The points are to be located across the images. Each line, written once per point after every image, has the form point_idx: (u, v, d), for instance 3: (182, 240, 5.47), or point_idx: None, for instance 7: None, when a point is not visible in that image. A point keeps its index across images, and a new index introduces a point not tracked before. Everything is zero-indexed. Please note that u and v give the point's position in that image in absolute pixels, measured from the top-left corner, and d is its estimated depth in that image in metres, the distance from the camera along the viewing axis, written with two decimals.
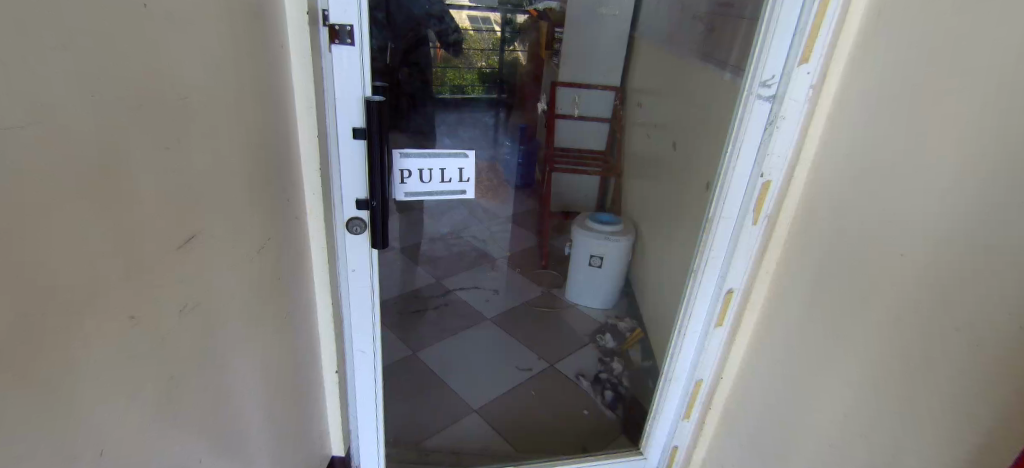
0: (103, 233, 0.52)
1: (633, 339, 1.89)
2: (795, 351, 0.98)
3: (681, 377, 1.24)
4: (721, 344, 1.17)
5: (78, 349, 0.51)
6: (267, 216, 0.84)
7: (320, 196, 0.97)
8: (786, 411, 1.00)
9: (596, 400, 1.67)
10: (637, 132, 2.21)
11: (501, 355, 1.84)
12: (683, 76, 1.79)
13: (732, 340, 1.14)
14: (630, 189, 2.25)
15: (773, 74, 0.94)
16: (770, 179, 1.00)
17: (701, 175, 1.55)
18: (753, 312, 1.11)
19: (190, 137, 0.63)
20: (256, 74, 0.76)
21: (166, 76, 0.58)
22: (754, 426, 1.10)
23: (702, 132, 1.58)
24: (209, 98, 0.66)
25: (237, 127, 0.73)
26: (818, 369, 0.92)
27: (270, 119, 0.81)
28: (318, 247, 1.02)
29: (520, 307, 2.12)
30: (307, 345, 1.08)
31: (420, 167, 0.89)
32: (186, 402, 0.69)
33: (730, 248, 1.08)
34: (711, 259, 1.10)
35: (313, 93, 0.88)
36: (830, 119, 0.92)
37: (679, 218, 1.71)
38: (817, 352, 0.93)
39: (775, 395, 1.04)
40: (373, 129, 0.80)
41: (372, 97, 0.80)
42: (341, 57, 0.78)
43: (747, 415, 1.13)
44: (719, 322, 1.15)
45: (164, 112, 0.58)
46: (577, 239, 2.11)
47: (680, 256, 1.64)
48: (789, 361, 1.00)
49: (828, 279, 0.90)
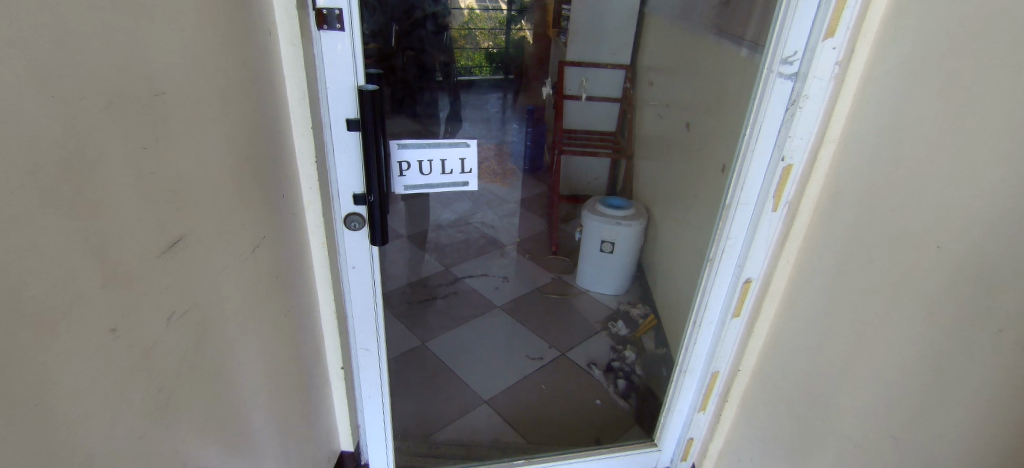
0: (75, 242, 0.48)
1: (647, 327, 1.85)
2: (819, 345, 0.93)
3: (697, 369, 1.20)
4: (738, 335, 1.12)
5: (55, 368, 0.47)
6: (260, 213, 0.80)
7: (317, 190, 0.93)
8: (810, 406, 0.96)
9: (608, 389, 1.64)
10: (650, 112, 2.13)
11: (511, 344, 1.81)
12: (697, 53, 1.70)
13: (750, 331, 1.10)
14: (643, 171, 2.19)
15: (795, 50, 0.87)
16: (791, 163, 0.94)
17: (716, 157, 1.48)
18: (773, 303, 1.05)
19: (168, 135, 0.59)
20: (242, 66, 0.72)
21: (140, 70, 0.54)
22: (774, 421, 1.06)
23: (718, 111, 1.50)
24: (188, 92, 0.62)
25: (222, 122, 0.68)
26: (843, 364, 0.88)
27: (259, 112, 0.77)
28: (316, 242, 0.98)
29: (531, 295, 2.08)
30: (311, 343, 1.05)
31: (419, 158, 0.84)
32: (182, 412, 0.66)
33: (748, 235, 1.03)
34: (728, 248, 1.05)
35: (304, 82, 0.83)
36: (859, 97, 0.85)
37: (694, 201, 1.65)
38: (843, 347, 0.88)
39: (797, 389, 0.99)
40: (367, 120, 0.75)
41: (365, 85, 0.75)
42: (330, 44, 0.73)
43: (767, 409, 1.09)
44: (736, 313, 1.10)
45: (138, 110, 0.54)
46: (586, 224, 2.05)
47: (695, 242, 1.58)
48: (812, 355, 0.95)
49: (855, 269, 0.85)
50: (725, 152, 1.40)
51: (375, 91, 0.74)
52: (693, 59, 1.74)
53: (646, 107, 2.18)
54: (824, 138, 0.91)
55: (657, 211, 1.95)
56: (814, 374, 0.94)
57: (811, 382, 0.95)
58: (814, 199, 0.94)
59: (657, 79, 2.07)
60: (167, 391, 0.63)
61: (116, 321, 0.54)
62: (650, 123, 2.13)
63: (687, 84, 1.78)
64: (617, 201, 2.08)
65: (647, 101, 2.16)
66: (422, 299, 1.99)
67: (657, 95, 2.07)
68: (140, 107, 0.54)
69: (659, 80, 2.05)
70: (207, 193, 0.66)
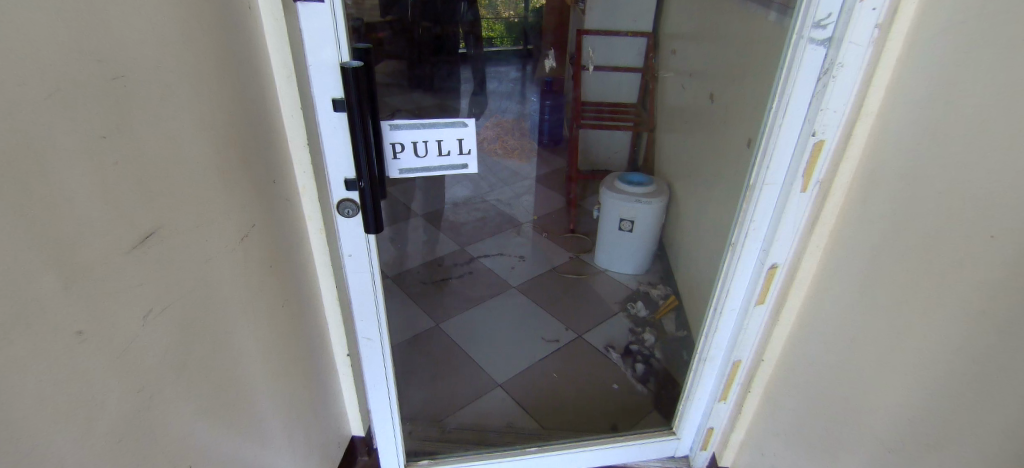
0: (29, 243, 0.45)
1: (667, 308, 1.78)
2: (852, 337, 0.86)
3: (717, 358, 1.14)
4: (762, 323, 1.05)
5: (16, 376, 0.45)
6: (249, 201, 0.76)
7: (311, 175, 0.88)
8: (841, 401, 0.89)
9: (627, 373, 1.59)
10: (673, 82, 2.02)
11: (526, 326, 1.77)
12: (723, 16, 1.58)
13: (776, 319, 1.02)
14: (665, 145, 2.10)
15: (829, 12, 0.77)
16: (823, 138, 0.85)
17: (742, 130, 1.37)
18: (801, 290, 0.98)
19: (133, 124, 0.55)
20: (219, 44, 0.67)
21: (92, 53, 0.49)
22: (800, 414, 1.00)
23: (744, 79, 1.40)
24: (155, 76, 0.57)
25: (198, 108, 0.64)
26: (878, 359, 0.80)
27: (242, 94, 0.72)
28: (314, 229, 0.94)
29: (548, 275, 2.03)
30: (315, 331, 1.02)
31: (414, 139, 0.78)
32: (172, 412, 0.64)
33: (774, 217, 0.95)
34: (752, 232, 0.98)
35: (290, 60, 0.78)
36: (904, 61, 0.75)
37: (717, 176, 1.57)
38: (878, 341, 0.80)
39: (827, 382, 0.92)
40: (353, 98, 0.69)
41: (350, 62, 0.69)
42: (310, 17, 0.67)
43: (793, 402, 1.02)
44: (760, 300, 1.03)
45: (96, 98, 0.50)
46: (605, 202, 1.97)
47: (718, 221, 1.50)
48: (843, 347, 0.88)
49: (895, 254, 0.76)
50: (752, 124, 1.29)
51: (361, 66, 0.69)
52: (718, 22, 1.61)
53: (670, 77, 2.06)
54: (861, 110, 0.82)
55: (680, 186, 1.87)
56: (846, 368, 0.87)
57: (843, 376, 0.88)
58: (848, 178, 0.86)
59: (681, 47, 1.96)
60: (151, 391, 0.60)
61: (85, 323, 0.51)
62: (673, 94, 2.01)
63: (711, 51, 1.67)
64: (637, 177, 1.99)
65: (670, 70, 2.06)
66: (436, 281, 1.96)
67: (679, 63, 1.97)
68: (95, 94, 0.50)
69: (683, 49, 1.93)
70: (184, 183, 0.63)
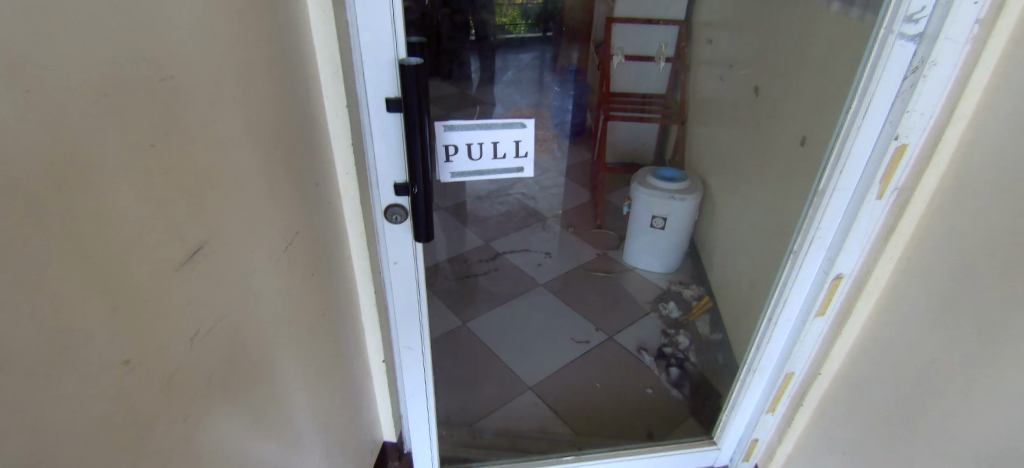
0: (73, 268, 0.40)
1: (702, 310, 1.73)
2: (932, 359, 0.80)
3: (768, 369, 1.08)
4: (821, 335, 0.99)
5: (58, 415, 0.40)
6: (293, 207, 0.71)
7: (354, 176, 0.83)
8: (915, 423, 0.83)
9: (661, 378, 1.54)
10: (710, 74, 1.94)
11: (554, 325, 1.73)
12: (772, 5, 1.49)
13: (838, 332, 0.97)
14: (698, 139, 2.03)
15: (924, 5, 0.71)
16: (906, 143, 0.79)
17: (793, 128, 1.30)
18: (868, 303, 0.92)
19: (181, 130, 0.49)
20: (266, 38, 0.62)
21: (140, 51, 0.44)
22: (863, 433, 0.95)
23: (796, 74, 1.33)
24: (203, 75, 0.52)
25: (245, 109, 0.59)
26: (966, 386, 0.74)
27: (288, 91, 0.67)
28: (355, 232, 0.89)
29: (575, 272, 1.98)
30: (352, 337, 0.98)
31: (469, 141, 0.73)
32: (216, 437, 0.60)
33: (843, 225, 0.89)
34: (817, 240, 0.91)
35: (338, 54, 0.73)
36: (1008, 62, 0.69)
37: (760, 175, 1.50)
38: (965, 365, 0.75)
39: (898, 402, 0.87)
40: (410, 98, 0.64)
41: (408, 59, 0.64)
42: (366, 9, 0.62)
43: (855, 421, 0.96)
44: (820, 311, 0.97)
45: (144, 102, 0.45)
46: (636, 198, 1.91)
47: (762, 222, 1.43)
48: (920, 367, 0.82)
49: (992, 273, 0.70)
50: (807, 122, 1.22)
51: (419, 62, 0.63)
52: (766, 12, 1.53)
53: (706, 69, 1.98)
54: (952, 113, 0.75)
55: (716, 183, 1.81)
56: (923, 390, 0.82)
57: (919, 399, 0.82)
58: (931, 187, 0.80)
59: (720, 37, 1.87)
60: (196, 417, 0.56)
61: (131, 351, 0.46)
62: (710, 86, 1.93)
63: (755, 43, 1.59)
64: (671, 172, 1.92)
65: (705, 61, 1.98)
66: (462, 276, 1.92)
67: (717, 54, 1.89)
68: (144, 96, 0.44)
69: (722, 39, 1.85)
70: (230, 191, 0.57)
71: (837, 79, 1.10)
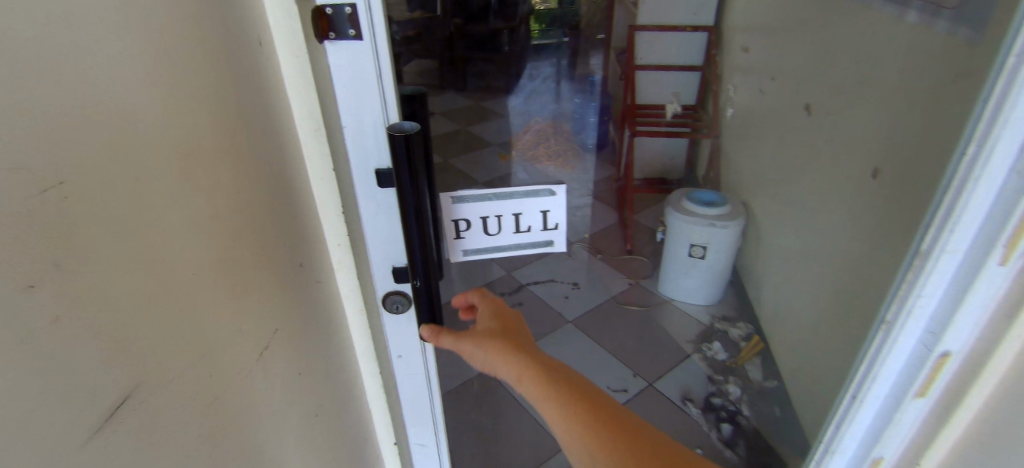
0: None
1: (751, 352, 1.56)
2: None
3: (850, 453, 0.81)
4: (928, 419, 0.71)
5: None
6: (268, 303, 0.56)
7: (348, 248, 0.67)
8: None
9: (710, 434, 1.39)
10: (746, 87, 1.76)
11: (586, 372, 1.56)
12: (820, 12, 1.32)
13: (950, 414, 0.68)
14: (733, 156, 1.86)
15: None
16: None
17: (857, 154, 1.12)
18: (1002, 380, 0.63)
19: (81, 254, 0.35)
20: (216, 99, 0.47)
21: (10, 159, 0.30)
22: None
23: (853, 89, 1.15)
24: (117, 168, 0.37)
25: (189, 200, 0.44)
26: None
27: (248, 160, 0.52)
28: (353, 310, 0.73)
29: (607, 308, 1.81)
30: (360, 430, 0.83)
31: (484, 215, 0.59)
32: None
33: (961, 271, 0.61)
34: (922, 289, 0.63)
35: (316, 103, 0.56)
36: None
37: (813, 201, 1.32)
38: None
39: None
40: (404, 176, 0.50)
41: (405, 127, 0.50)
42: (343, 60, 0.54)
43: None
44: (924, 388, 0.68)
45: (4, 228, 0.30)
46: (670, 224, 1.74)
47: (823, 259, 1.25)
48: None
49: None
50: (878, 147, 1.04)
51: (415, 127, 0.50)
52: (812, 20, 1.35)
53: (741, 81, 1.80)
54: None
55: (760, 207, 1.63)
56: None
57: None
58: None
59: (756, 47, 1.70)
60: None
61: None
62: (746, 100, 1.76)
63: (799, 52, 1.42)
64: (711, 196, 1.75)
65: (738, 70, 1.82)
66: None
67: (750, 63, 1.72)
68: (12, 225, 0.30)
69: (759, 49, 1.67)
70: (170, 313, 0.43)
71: (919, 99, 0.92)
